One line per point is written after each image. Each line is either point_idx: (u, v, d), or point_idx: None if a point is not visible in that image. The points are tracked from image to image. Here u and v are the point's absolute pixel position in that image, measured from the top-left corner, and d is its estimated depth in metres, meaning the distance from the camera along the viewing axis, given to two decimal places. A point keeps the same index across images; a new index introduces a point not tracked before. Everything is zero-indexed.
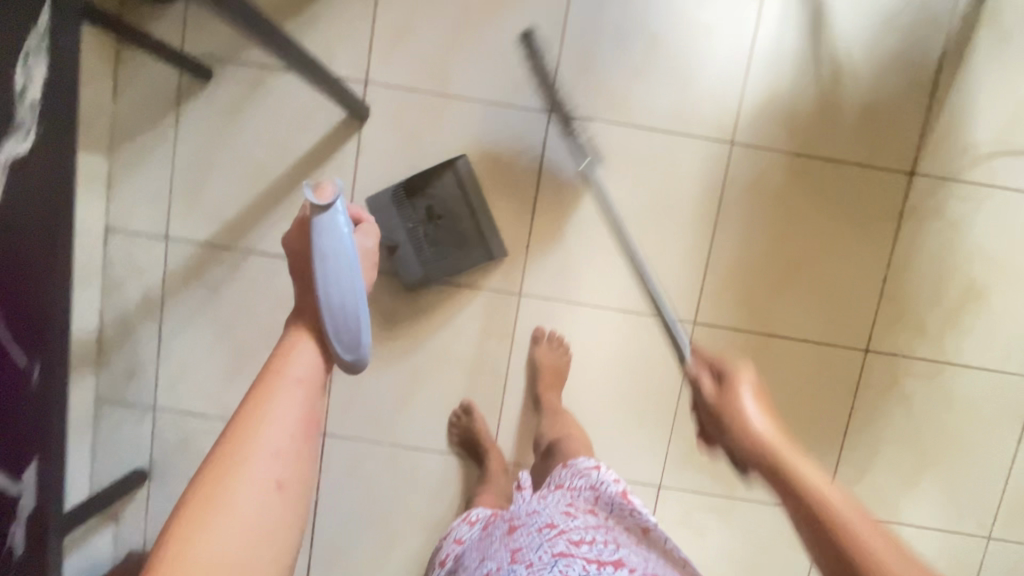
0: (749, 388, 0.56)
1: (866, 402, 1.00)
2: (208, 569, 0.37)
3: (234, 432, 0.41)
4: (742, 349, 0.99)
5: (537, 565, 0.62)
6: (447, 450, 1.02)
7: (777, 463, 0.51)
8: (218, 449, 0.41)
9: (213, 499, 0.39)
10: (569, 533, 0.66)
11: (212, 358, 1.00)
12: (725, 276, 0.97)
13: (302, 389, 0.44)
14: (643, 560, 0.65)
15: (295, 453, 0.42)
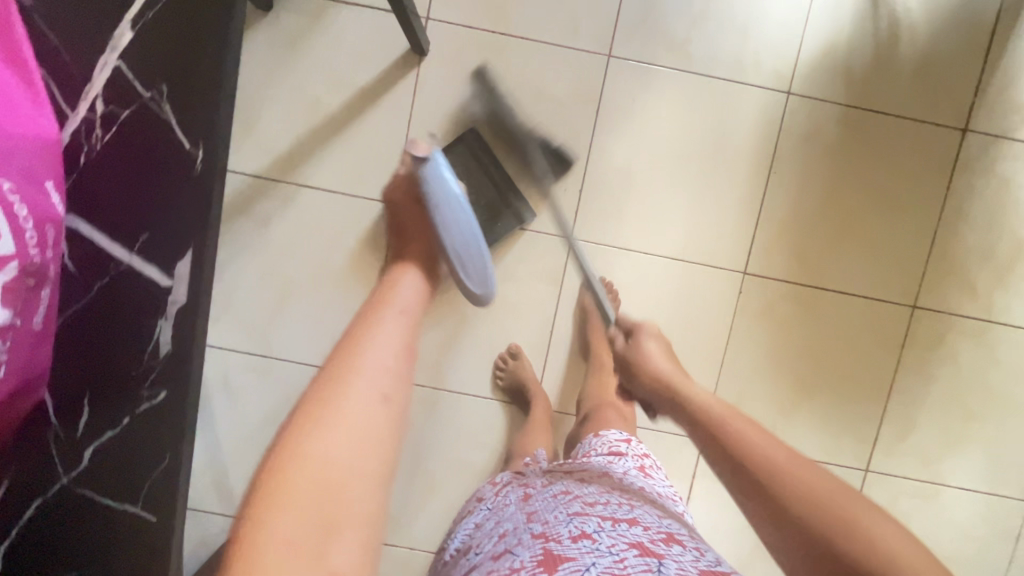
0: (646, 331, 0.89)
1: (912, 359, 1.00)
2: (323, 449, 0.49)
3: (353, 344, 0.58)
4: (790, 300, 0.99)
5: (552, 522, 0.59)
6: (490, 394, 1.01)
7: (681, 396, 0.80)
8: (337, 357, 0.57)
9: (329, 395, 0.53)
10: (583, 497, 0.64)
11: (259, 291, 0.99)
12: (776, 226, 0.98)
13: (403, 317, 0.64)
14: (658, 522, 0.62)
15: (395, 362, 0.59)
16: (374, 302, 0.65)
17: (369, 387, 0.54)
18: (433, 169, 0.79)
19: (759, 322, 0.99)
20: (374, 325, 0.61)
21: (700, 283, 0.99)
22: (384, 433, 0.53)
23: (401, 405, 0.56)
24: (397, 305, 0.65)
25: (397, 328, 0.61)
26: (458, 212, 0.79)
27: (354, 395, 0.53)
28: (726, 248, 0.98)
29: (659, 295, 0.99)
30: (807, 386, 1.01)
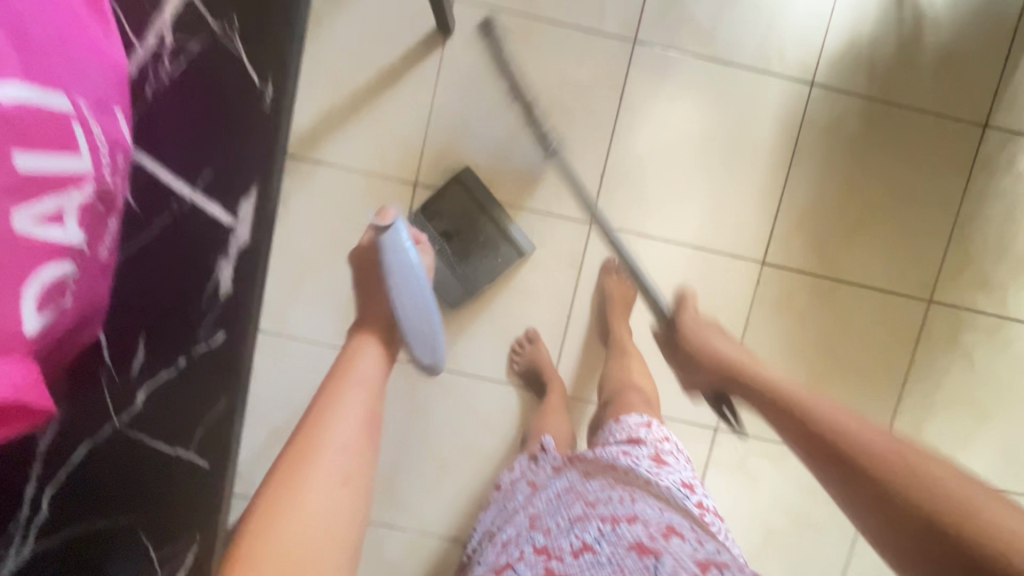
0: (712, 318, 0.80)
1: (927, 353, 1.00)
2: (286, 564, 0.45)
3: (305, 427, 0.52)
4: (807, 291, 0.99)
5: (554, 533, 0.60)
6: (505, 378, 1.01)
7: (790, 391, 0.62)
8: (290, 448, 0.51)
9: (284, 500, 0.48)
10: (585, 496, 0.64)
11: (276, 268, 0.98)
12: (795, 216, 0.98)
13: (366, 388, 0.57)
14: (659, 513, 0.61)
15: (357, 447, 0.52)
16: (332, 376, 0.57)
17: (329, 478, 0.50)
18: (391, 238, 0.61)
19: (777, 312, 1.00)
20: (335, 400, 0.54)
21: (719, 271, 0.98)
22: (348, 520, 0.49)
23: (364, 486, 0.52)
24: (360, 375, 0.57)
25: (359, 402, 0.55)
26: (407, 287, 0.60)
27: (306, 494, 0.49)
28: (746, 237, 0.98)
29: (678, 282, 0.99)
30: (822, 377, 1.01)
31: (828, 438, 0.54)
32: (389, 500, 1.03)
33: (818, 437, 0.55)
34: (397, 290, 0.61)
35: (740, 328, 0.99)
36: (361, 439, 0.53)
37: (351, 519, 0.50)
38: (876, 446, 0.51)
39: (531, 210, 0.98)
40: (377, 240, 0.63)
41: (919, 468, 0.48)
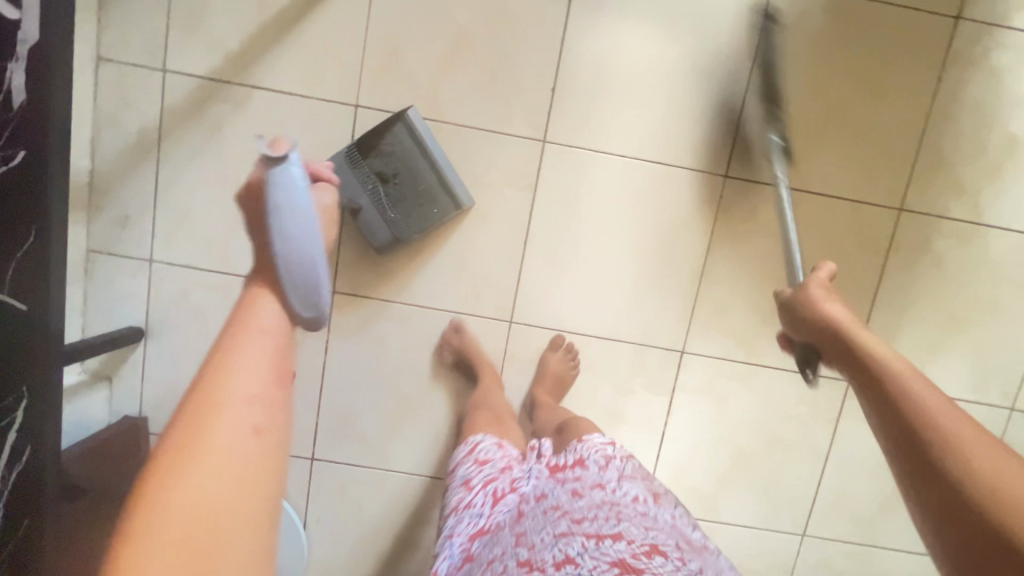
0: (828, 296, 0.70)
1: (898, 264, 0.97)
2: (188, 510, 0.40)
3: (204, 379, 0.46)
4: (773, 204, 0.95)
5: (538, 547, 0.59)
6: (465, 310, 0.97)
7: (865, 357, 0.63)
8: (189, 398, 0.45)
9: (185, 448, 0.42)
10: (571, 513, 0.63)
11: (217, 204, 0.94)
12: (759, 125, 0.93)
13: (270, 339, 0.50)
14: (646, 532, 0.60)
15: (266, 398, 0.47)
16: (229, 327, 0.50)
17: (234, 421, 0.44)
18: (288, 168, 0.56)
19: (741, 229, 0.96)
20: (229, 358, 0.47)
21: (680, 188, 0.95)
22: (255, 471, 0.44)
23: (279, 441, 0.47)
24: (262, 325, 0.51)
25: (263, 351, 0.49)
26: (295, 220, 0.55)
27: (212, 452, 0.42)
28: (707, 151, 0.94)
29: (638, 201, 0.95)
30: None
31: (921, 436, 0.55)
32: (353, 439, 1.00)
33: (914, 432, 0.56)
34: (281, 227, 0.55)
35: (704, 246, 0.96)
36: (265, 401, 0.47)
37: (272, 469, 0.45)
38: (951, 424, 0.55)
39: (481, 129, 0.93)
40: (265, 174, 0.56)
41: (998, 473, 0.50)
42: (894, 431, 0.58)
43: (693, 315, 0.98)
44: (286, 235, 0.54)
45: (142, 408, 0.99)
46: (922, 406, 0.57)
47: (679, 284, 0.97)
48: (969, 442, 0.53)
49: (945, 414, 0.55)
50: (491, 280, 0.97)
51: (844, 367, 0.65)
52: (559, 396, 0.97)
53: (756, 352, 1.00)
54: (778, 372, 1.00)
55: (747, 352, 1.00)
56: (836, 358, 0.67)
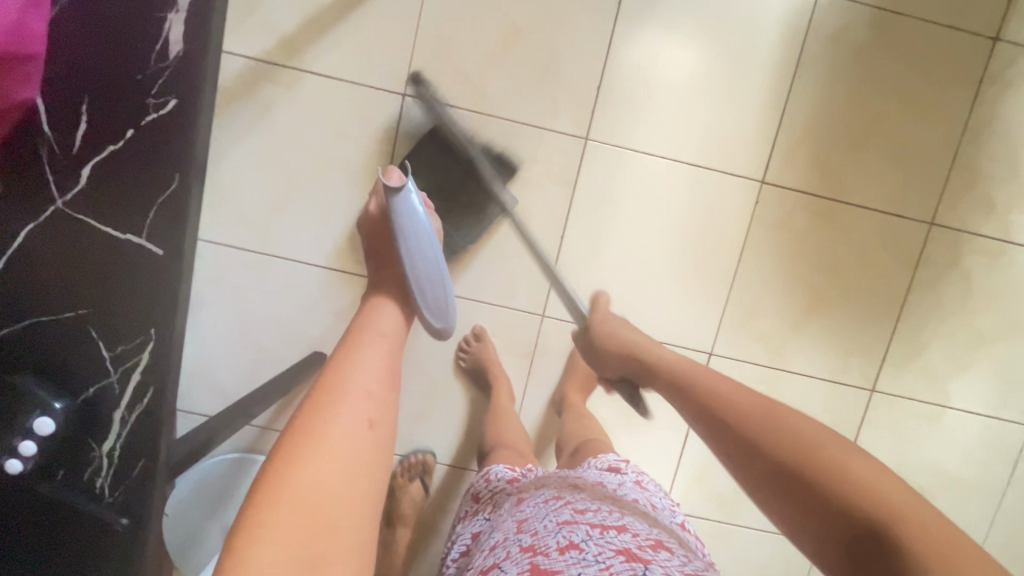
0: (605, 294, 0.81)
1: (925, 278, 0.99)
2: (314, 485, 0.45)
3: (331, 381, 0.52)
4: (807, 213, 0.97)
5: (542, 533, 0.55)
6: (498, 302, 0.98)
7: (682, 377, 0.64)
8: (315, 391, 0.51)
9: (315, 434, 0.48)
10: (574, 503, 0.60)
11: (260, 184, 0.95)
12: (798, 134, 0.95)
13: (384, 341, 0.58)
14: (649, 528, 0.58)
15: (379, 398, 0.53)
16: (349, 338, 0.58)
17: (357, 411, 0.51)
18: (402, 200, 0.64)
19: (776, 233, 0.97)
20: (355, 351, 0.56)
21: (718, 190, 0.96)
22: (371, 455, 0.50)
23: (386, 433, 0.53)
24: (379, 329, 0.60)
25: (378, 354, 0.56)
26: (423, 246, 0.65)
27: (339, 425, 0.49)
28: (746, 155, 0.95)
29: (676, 201, 0.96)
30: (817, 302, 0.99)
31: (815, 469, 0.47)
32: None
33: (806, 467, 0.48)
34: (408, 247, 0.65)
35: (736, 250, 0.97)
36: (390, 380, 0.56)
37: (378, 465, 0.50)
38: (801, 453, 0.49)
39: (526, 124, 0.94)
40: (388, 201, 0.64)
41: (885, 488, 0.44)
42: (771, 469, 0.50)
43: (722, 318, 0.99)
44: (415, 257, 0.65)
45: None
46: (812, 446, 0.49)
47: (710, 287, 0.98)
48: (809, 434, 0.51)
49: (804, 442, 0.50)
50: (527, 272, 0.98)
51: (676, 398, 0.63)
52: (588, 391, 0.98)
53: (782, 358, 1.01)
54: (803, 379, 1.01)
55: (773, 357, 1.01)
56: (655, 383, 0.68)
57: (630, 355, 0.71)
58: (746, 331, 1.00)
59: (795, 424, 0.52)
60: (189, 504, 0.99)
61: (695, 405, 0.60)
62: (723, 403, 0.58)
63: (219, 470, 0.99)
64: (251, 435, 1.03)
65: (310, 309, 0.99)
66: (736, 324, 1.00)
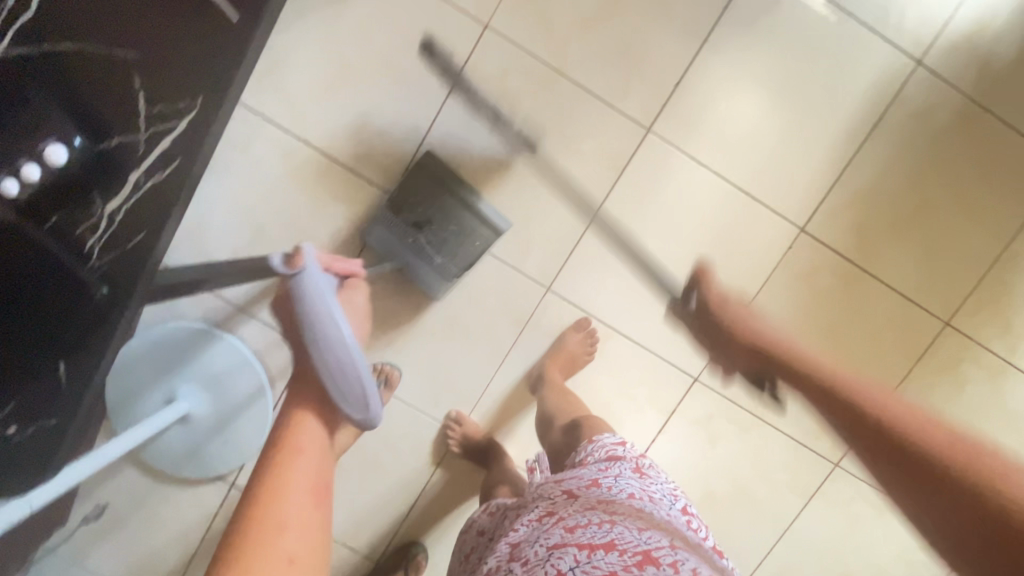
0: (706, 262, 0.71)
1: (922, 373, 0.99)
2: None
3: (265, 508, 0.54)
4: (834, 273, 0.96)
5: (532, 560, 0.55)
6: (509, 261, 0.96)
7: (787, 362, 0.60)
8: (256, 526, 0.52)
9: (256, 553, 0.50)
10: (566, 521, 0.59)
11: (312, 66, 0.91)
12: (851, 194, 0.94)
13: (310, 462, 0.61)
14: (638, 536, 0.56)
15: (308, 520, 0.56)
16: (273, 455, 0.61)
17: (290, 545, 0.52)
18: (308, 280, 0.70)
19: (796, 284, 0.96)
20: (285, 468, 0.59)
21: (755, 224, 0.95)
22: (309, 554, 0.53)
23: (311, 561, 0.53)
24: (293, 445, 0.62)
25: (307, 467, 0.60)
26: (330, 337, 0.67)
27: (271, 548, 0.51)
28: (794, 200, 0.94)
29: (712, 220, 0.95)
30: None
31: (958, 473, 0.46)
32: None
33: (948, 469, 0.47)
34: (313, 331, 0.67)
35: (754, 287, 0.97)
36: (314, 495, 0.58)
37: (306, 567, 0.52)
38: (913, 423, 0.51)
39: (595, 95, 0.92)
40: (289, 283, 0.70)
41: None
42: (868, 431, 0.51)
43: None
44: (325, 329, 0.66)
45: None
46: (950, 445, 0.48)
47: None
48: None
49: (950, 446, 0.48)
50: (545, 242, 0.96)
51: (809, 395, 0.57)
52: (565, 375, 0.96)
53: (762, 405, 1.00)
54: (774, 431, 1.01)
55: (753, 400, 1.00)
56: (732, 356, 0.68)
57: (770, 352, 0.63)
58: (736, 367, 0.99)
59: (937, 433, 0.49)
60: (141, 361, 0.96)
61: (817, 393, 0.56)
62: (828, 369, 0.57)
63: (178, 335, 0.97)
64: (222, 311, 0.99)
65: (324, 207, 0.96)
66: None
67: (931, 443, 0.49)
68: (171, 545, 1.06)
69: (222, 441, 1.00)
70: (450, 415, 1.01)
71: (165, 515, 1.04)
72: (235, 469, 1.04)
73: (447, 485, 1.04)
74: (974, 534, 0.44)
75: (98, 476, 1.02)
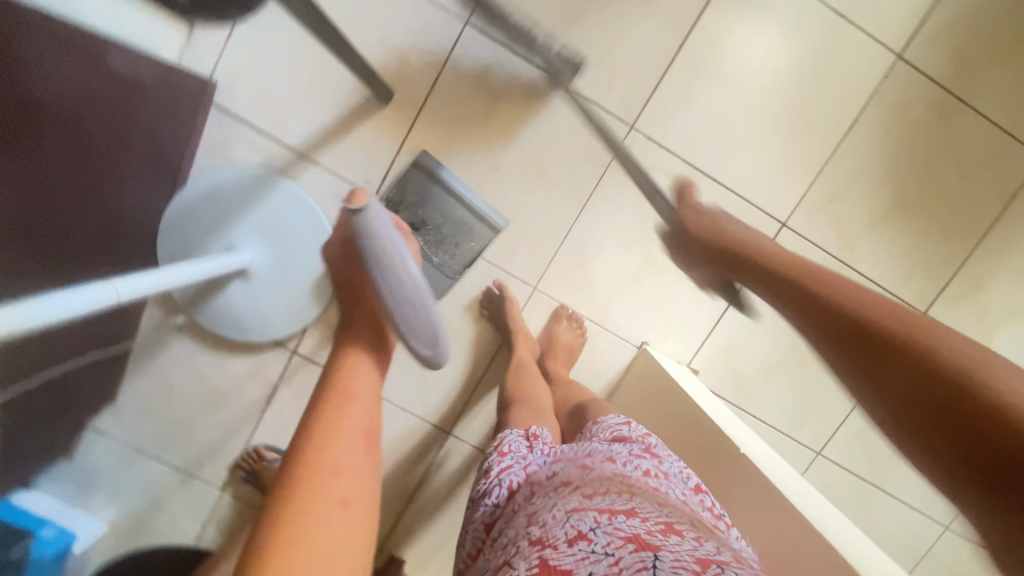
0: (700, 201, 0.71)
1: (1015, 214, 0.96)
2: None
3: (310, 451, 0.45)
4: (931, 105, 0.92)
5: (550, 522, 0.47)
6: (594, 96, 0.91)
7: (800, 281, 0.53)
8: (291, 472, 0.43)
9: (292, 522, 0.39)
10: (583, 488, 0.51)
11: None
12: (952, 16, 0.89)
13: (365, 404, 0.51)
14: (659, 508, 0.49)
15: (356, 471, 0.45)
16: (324, 390, 0.51)
17: (334, 488, 0.43)
18: (373, 218, 0.56)
19: (891, 117, 0.92)
20: (333, 410, 0.48)
21: (851, 51, 0.90)
22: (356, 541, 0.42)
23: (363, 504, 0.44)
24: (345, 389, 0.51)
25: (360, 408, 0.50)
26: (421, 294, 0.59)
27: (313, 501, 0.41)
28: (891, 23, 0.89)
29: (805, 47, 0.90)
30: (905, 204, 0.95)
31: (871, 324, 0.45)
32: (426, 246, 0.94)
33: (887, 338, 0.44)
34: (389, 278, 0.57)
35: (849, 120, 0.92)
36: (368, 439, 0.49)
37: (364, 553, 0.42)
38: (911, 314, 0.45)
39: None
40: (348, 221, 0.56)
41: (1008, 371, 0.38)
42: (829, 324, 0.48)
43: (809, 190, 0.94)
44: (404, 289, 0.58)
45: (214, 73, 0.87)
46: (909, 330, 0.43)
47: (807, 153, 0.93)
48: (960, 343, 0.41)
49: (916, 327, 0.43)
50: (631, 74, 0.90)
51: (751, 278, 0.59)
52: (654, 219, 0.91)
53: (851, 251, 0.97)
54: (864, 280, 0.98)
55: (842, 247, 0.96)
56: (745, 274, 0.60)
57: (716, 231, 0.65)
58: (826, 210, 0.95)
59: (949, 341, 0.42)
60: (199, 212, 0.89)
61: (797, 291, 0.53)
62: (829, 286, 0.51)
63: (235, 179, 0.89)
64: (283, 158, 0.92)
65: (390, 38, 0.87)
66: (819, 200, 0.95)
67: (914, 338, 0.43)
68: (233, 417, 1.01)
69: (284, 299, 0.93)
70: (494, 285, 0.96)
71: (224, 384, 0.99)
72: (298, 335, 0.99)
73: None
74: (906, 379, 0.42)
75: (153, 343, 0.96)
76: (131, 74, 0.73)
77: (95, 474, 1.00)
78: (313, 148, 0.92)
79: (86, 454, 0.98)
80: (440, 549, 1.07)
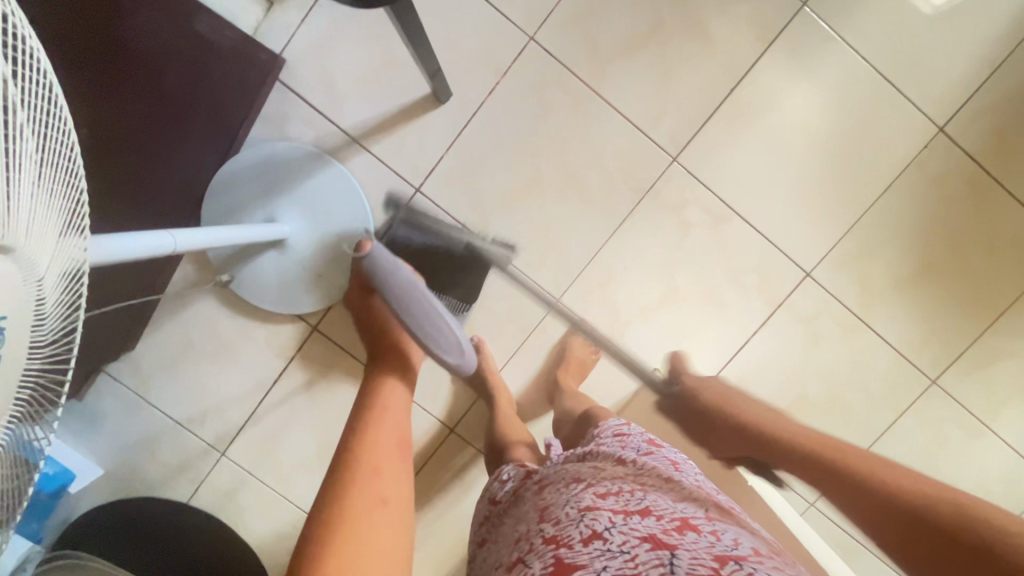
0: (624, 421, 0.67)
1: None
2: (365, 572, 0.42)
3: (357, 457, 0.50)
4: (967, 180, 0.94)
5: (563, 521, 0.47)
6: (643, 125, 0.94)
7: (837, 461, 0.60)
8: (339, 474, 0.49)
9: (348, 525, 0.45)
10: (595, 487, 0.50)
11: None
12: (996, 100, 0.92)
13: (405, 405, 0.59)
14: (674, 505, 0.48)
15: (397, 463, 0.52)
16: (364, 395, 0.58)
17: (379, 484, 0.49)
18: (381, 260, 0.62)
19: (926, 186, 0.95)
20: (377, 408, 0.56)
21: (895, 116, 0.93)
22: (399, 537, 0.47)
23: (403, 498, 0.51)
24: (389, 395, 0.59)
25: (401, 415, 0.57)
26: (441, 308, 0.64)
27: (362, 499, 0.47)
28: (937, 97, 0.92)
29: (850, 108, 0.93)
30: (930, 272, 0.97)
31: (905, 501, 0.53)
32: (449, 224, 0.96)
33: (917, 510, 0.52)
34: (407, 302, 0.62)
35: (884, 183, 0.95)
36: (401, 442, 0.55)
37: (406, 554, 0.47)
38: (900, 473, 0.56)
39: None
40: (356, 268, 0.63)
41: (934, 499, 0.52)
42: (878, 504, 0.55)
43: (838, 244, 0.96)
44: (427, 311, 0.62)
45: (284, 50, 0.91)
46: (953, 503, 0.50)
47: (840, 208, 0.96)
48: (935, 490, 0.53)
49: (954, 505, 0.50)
50: (681, 108, 0.93)
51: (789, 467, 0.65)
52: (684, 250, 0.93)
53: (871, 311, 0.99)
54: (880, 341, 0.99)
55: (862, 305, 0.98)
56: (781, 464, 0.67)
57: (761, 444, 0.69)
58: (851, 267, 0.97)
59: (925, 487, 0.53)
60: (243, 177, 0.90)
61: (836, 479, 0.59)
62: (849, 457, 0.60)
63: (287, 150, 0.92)
64: (335, 139, 0.94)
65: (456, 42, 0.91)
66: (846, 256, 0.97)
67: (910, 487, 0.53)
68: (243, 382, 1.02)
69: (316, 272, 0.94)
70: (472, 341, 0.98)
71: (240, 349, 1.01)
72: (321, 312, 1.01)
73: (538, 358, 1.01)
74: (913, 537, 0.51)
75: (181, 299, 0.99)
76: (214, 37, 0.83)
77: (100, 418, 1.01)
78: (366, 133, 0.94)
79: (96, 397, 1.00)
80: (425, 545, 1.07)
